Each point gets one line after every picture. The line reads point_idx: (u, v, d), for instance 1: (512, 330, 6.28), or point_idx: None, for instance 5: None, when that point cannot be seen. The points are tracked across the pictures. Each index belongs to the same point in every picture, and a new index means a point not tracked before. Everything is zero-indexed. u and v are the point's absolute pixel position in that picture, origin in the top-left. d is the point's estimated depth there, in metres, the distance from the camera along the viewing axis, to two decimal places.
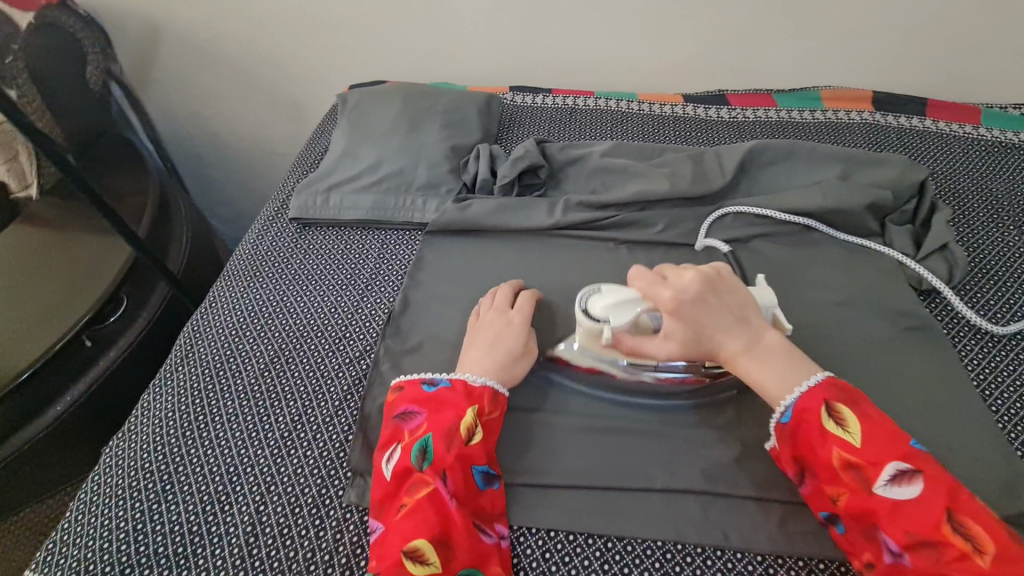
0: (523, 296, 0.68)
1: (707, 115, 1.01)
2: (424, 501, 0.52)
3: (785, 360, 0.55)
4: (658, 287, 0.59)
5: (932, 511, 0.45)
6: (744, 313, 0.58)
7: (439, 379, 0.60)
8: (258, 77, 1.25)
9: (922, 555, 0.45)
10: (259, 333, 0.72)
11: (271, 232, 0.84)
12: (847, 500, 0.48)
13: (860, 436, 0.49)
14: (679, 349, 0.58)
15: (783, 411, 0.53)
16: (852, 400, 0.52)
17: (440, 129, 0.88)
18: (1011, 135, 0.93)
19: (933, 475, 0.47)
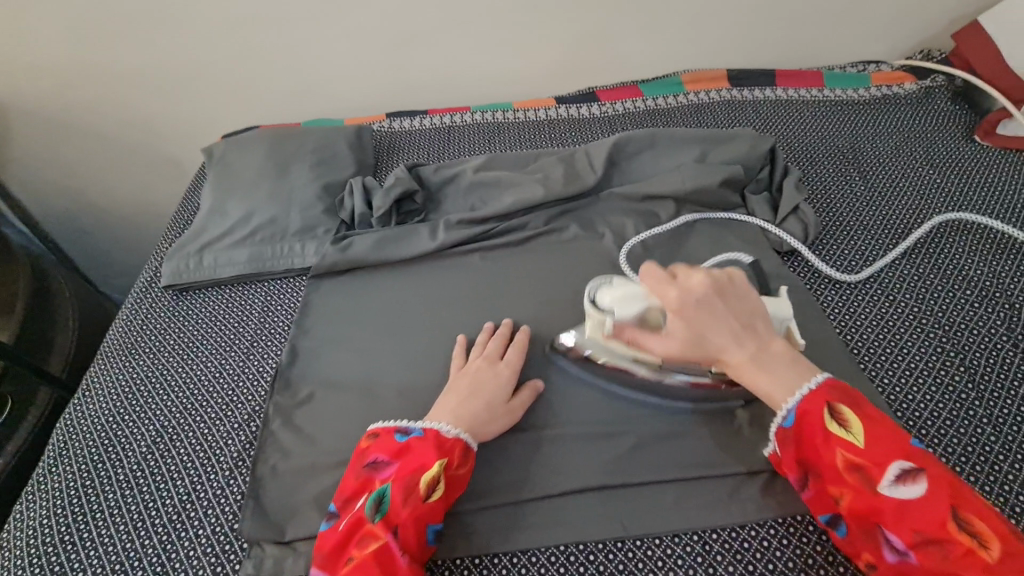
0: (518, 342, 0.66)
1: (579, 115, 1.04)
2: (372, 558, 0.49)
3: (785, 369, 0.53)
4: (667, 286, 0.54)
5: (936, 509, 0.44)
6: (751, 320, 0.55)
7: (413, 427, 0.57)
8: (128, 141, 1.19)
9: (928, 555, 0.44)
10: (139, 414, 0.69)
11: (144, 306, 0.80)
12: (851, 502, 0.48)
13: (861, 436, 0.49)
14: (678, 352, 0.55)
15: (784, 415, 0.52)
16: (849, 399, 0.51)
17: (310, 169, 0.86)
18: (850, 93, 1.01)
19: (937, 470, 0.46)
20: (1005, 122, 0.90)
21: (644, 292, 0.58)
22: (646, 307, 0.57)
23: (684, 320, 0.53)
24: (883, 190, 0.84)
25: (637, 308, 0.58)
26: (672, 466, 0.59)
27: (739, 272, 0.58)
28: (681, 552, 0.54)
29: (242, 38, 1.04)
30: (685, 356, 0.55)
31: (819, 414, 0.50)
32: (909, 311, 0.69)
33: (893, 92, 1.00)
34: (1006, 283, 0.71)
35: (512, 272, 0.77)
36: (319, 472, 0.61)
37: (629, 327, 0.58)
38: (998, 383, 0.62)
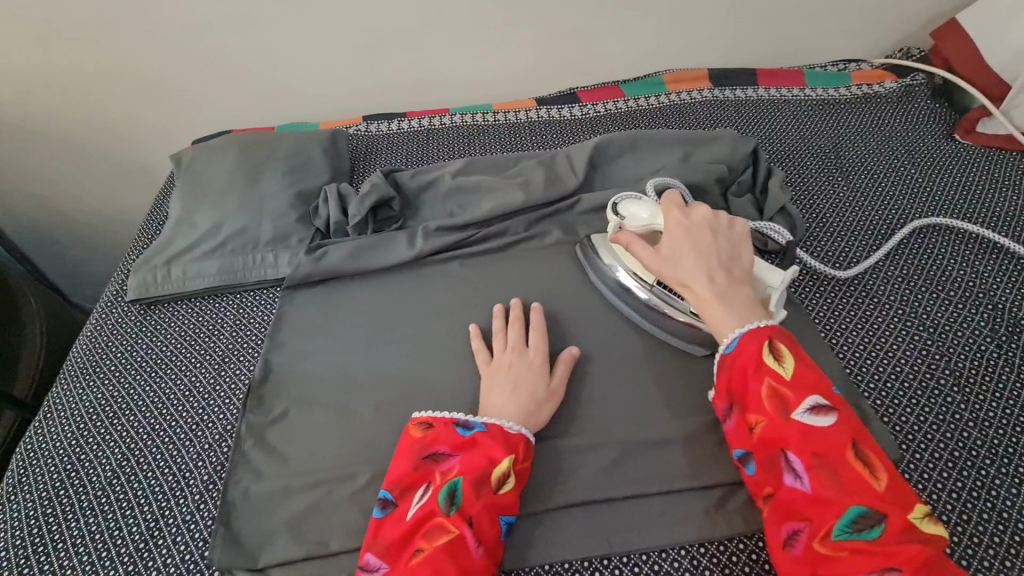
0: (537, 327, 0.66)
1: (560, 116, 1.02)
2: (444, 550, 0.48)
3: (741, 307, 0.55)
4: (674, 208, 0.63)
5: (840, 440, 0.46)
6: (736, 260, 0.59)
7: (474, 421, 0.56)
8: (95, 148, 1.15)
9: (822, 480, 0.45)
10: (103, 437, 0.66)
11: (110, 322, 0.77)
12: (764, 427, 0.49)
13: (791, 369, 0.50)
14: (656, 263, 0.61)
15: (728, 342, 0.53)
16: (787, 338, 0.52)
17: (282, 177, 0.84)
18: (831, 92, 1.00)
19: (846, 411, 0.48)
20: (984, 121, 0.91)
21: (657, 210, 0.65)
22: (652, 222, 0.65)
23: (671, 234, 0.61)
24: (866, 190, 0.83)
25: (646, 220, 0.65)
26: (660, 478, 0.57)
27: (743, 228, 0.62)
28: (668, 568, 0.53)
29: (211, 40, 1.01)
30: (658, 267, 0.61)
31: (756, 342, 0.52)
32: (892, 313, 0.68)
33: (874, 90, 1.00)
34: (988, 283, 0.71)
35: (494, 279, 0.75)
36: (294, 494, 0.58)
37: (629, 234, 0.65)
38: (980, 385, 0.62)
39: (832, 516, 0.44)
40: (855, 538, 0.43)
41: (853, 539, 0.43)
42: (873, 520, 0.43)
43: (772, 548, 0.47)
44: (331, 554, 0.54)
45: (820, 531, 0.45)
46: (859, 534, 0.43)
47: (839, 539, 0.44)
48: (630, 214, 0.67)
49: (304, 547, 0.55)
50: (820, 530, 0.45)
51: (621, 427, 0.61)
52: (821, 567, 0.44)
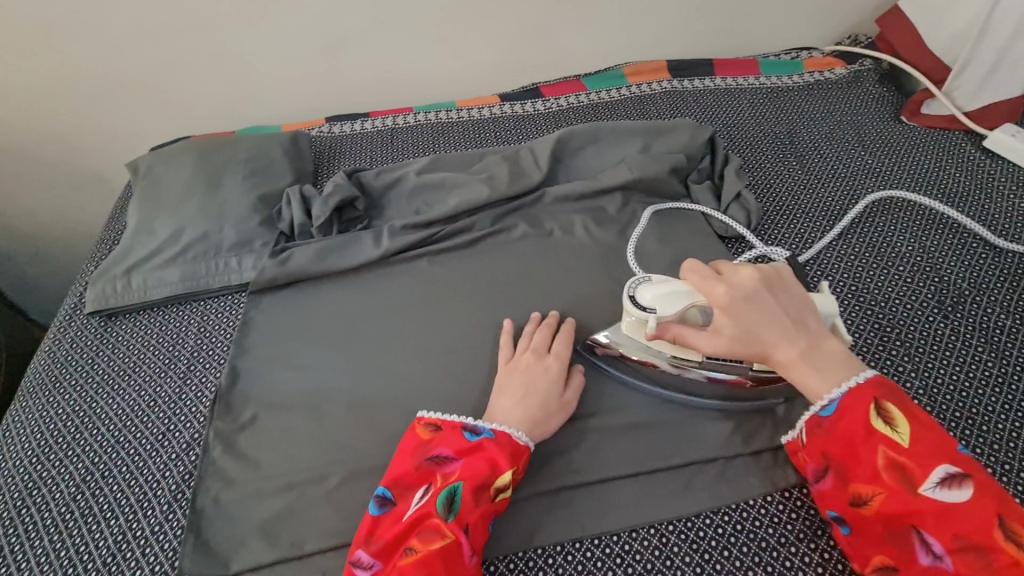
0: (565, 335, 0.65)
1: (523, 111, 1.03)
2: (438, 553, 0.47)
3: (834, 365, 0.52)
4: (710, 282, 0.55)
5: (982, 515, 0.43)
6: (802, 317, 0.54)
7: (482, 427, 0.56)
8: (50, 159, 1.12)
9: (967, 561, 0.43)
10: (66, 453, 0.64)
11: (68, 336, 0.75)
12: (883, 502, 0.47)
13: (906, 435, 0.47)
14: (723, 348, 0.54)
15: (824, 406, 0.51)
16: (894, 396, 0.49)
17: (243, 180, 0.82)
18: (784, 80, 1.03)
19: (983, 478, 0.44)
20: (928, 102, 0.96)
21: (687, 289, 0.58)
22: (689, 304, 0.57)
23: (731, 315, 0.53)
24: (819, 173, 0.86)
25: (680, 303, 0.58)
26: (629, 461, 0.59)
27: (786, 271, 0.57)
28: (640, 546, 0.54)
29: (164, 44, 0.99)
30: (729, 351, 0.54)
31: (864, 409, 0.49)
32: (846, 290, 0.71)
33: (825, 77, 1.03)
34: (935, 256, 0.74)
35: (461, 275, 0.76)
36: (266, 498, 0.58)
37: (673, 326, 0.57)
38: (932, 354, 0.64)
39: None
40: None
41: None
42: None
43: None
44: (306, 555, 0.54)
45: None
46: None
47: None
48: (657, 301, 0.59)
49: (278, 550, 0.54)
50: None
51: (590, 414, 0.62)
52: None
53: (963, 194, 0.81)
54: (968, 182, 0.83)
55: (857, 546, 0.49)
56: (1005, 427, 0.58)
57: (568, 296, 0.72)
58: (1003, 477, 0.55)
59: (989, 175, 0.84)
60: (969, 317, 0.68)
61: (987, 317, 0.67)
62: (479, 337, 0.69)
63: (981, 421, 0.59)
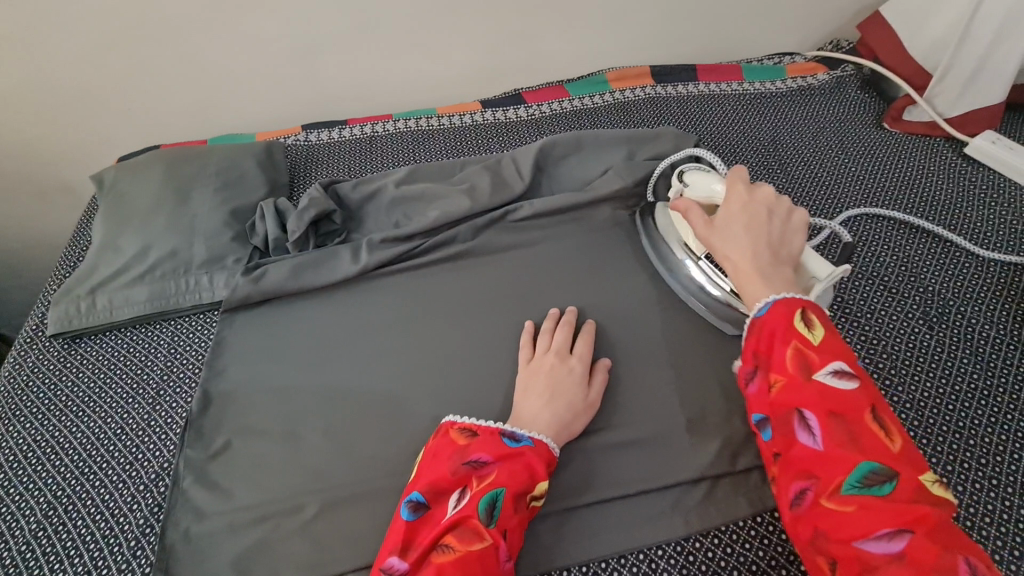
0: (585, 335, 0.65)
1: (505, 118, 1.01)
2: (480, 560, 0.46)
3: (781, 285, 0.53)
4: (739, 184, 0.61)
5: (861, 403, 0.45)
6: (786, 243, 0.57)
7: (521, 434, 0.54)
8: (11, 170, 1.07)
9: (837, 438, 0.44)
10: (26, 486, 0.60)
11: (28, 360, 0.71)
12: (781, 387, 0.48)
13: (819, 335, 0.48)
14: (705, 233, 0.60)
15: (758, 305, 0.52)
16: (819, 309, 0.51)
17: (214, 193, 0.79)
18: (768, 85, 1.03)
19: (868, 378, 0.47)
20: (909, 108, 0.95)
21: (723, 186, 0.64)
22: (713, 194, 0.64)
23: (728, 208, 0.59)
24: (803, 180, 0.85)
25: (706, 193, 0.65)
26: (617, 483, 0.57)
27: (804, 215, 0.59)
28: (628, 574, 0.53)
29: (131, 49, 0.95)
30: (706, 236, 0.60)
31: (788, 309, 0.50)
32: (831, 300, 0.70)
33: (808, 83, 1.03)
34: (918, 266, 0.74)
35: (442, 291, 0.73)
36: (239, 531, 0.55)
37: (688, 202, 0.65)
38: (917, 366, 0.64)
39: (843, 472, 0.43)
40: (865, 493, 0.42)
41: (863, 494, 0.42)
42: (885, 477, 0.42)
43: (774, 498, 0.47)
44: None
45: (829, 486, 0.43)
46: (869, 488, 0.42)
47: (849, 493, 0.42)
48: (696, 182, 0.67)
49: None
50: (827, 485, 0.44)
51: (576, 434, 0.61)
52: (826, 521, 0.43)
53: (945, 202, 0.81)
54: (949, 190, 0.83)
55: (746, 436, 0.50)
56: (990, 441, 0.58)
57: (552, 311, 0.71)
58: (989, 493, 0.55)
59: (971, 183, 0.84)
60: (952, 327, 0.67)
61: (972, 328, 0.67)
62: (462, 355, 0.67)
63: (967, 435, 0.59)
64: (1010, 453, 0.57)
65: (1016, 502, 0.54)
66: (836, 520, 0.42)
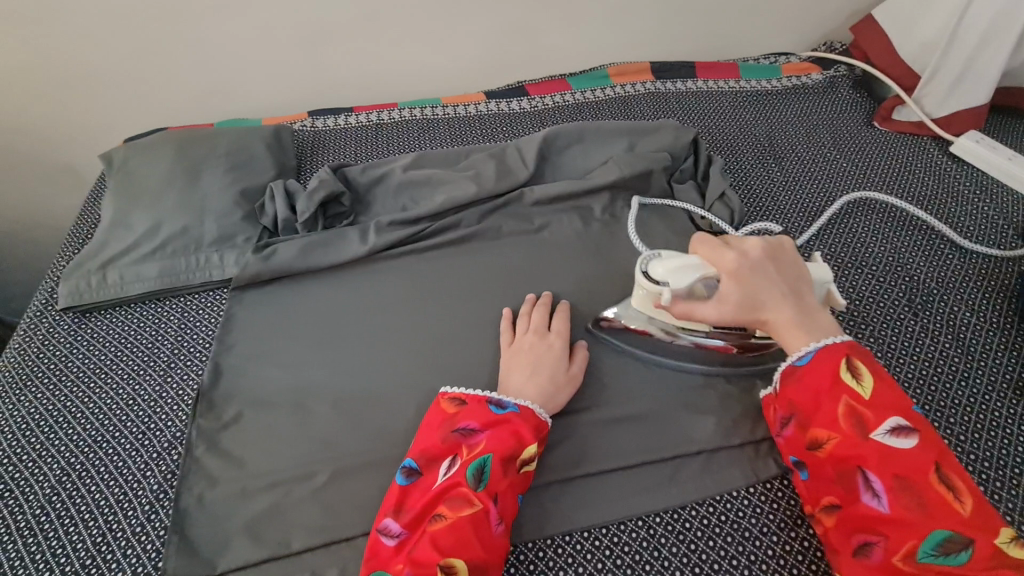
0: (561, 314, 0.67)
1: (509, 109, 1.03)
2: (469, 521, 0.48)
3: (821, 328, 0.55)
4: (722, 252, 0.57)
5: (923, 462, 0.46)
6: (800, 279, 0.57)
7: (507, 401, 0.56)
8: (12, 148, 1.07)
9: (903, 499, 0.46)
10: (38, 454, 0.62)
11: (38, 333, 0.72)
12: (837, 444, 0.49)
13: (870, 389, 0.50)
14: (730, 314, 0.56)
15: (801, 356, 0.54)
16: (867, 358, 0.52)
17: (223, 174, 0.81)
18: (764, 84, 1.06)
19: (929, 433, 0.48)
20: (899, 109, 0.99)
21: (699, 262, 0.57)
22: (702, 278, 0.56)
23: (738, 283, 0.55)
24: (797, 175, 0.88)
25: (692, 281, 0.56)
26: (617, 455, 0.60)
27: (789, 241, 0.60)
28: (627, 538, 0.55)
29: (139, 31, 0.95)
30: (729, 317, 0.56)
31: (834, 361, 0.52)
32: None
33: (803, 81, 1.07)
34: (906, 257, 0.77)
35: (448, 273, 0.76)
36: (251, 497, 0.57)
37: (681, 300, 0.57)
38: (902, 350, 0.67)
39: (915, 536, 0.45)
40: (941, 560, 0.43)
41: (939, 561, 0.44)
42: (959, 543, 0.43)
43: (843, 558, 0.48)
44: (294, 554, 0.54)
45: (901, 549, 0.45)
46: (945, 554, 0.43)
47: (926, 559, 0.44)
48: (669, 276, 0.57)
49: (265, 549, 0.54)
50: (899, 548, 0.45)
51: (578, 410, 0.63)
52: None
53: (931, 198, 0.85)
54: (935, 186, 0.87)
55: (810, 489, 0.52)
56: (969, 418, 0.62)
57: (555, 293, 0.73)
58: (967, 466, 0.58)
59: (956, 181, 0.88)
60: (936, 314, 0.71)
61: (954, 315, 0.71)
62: (468, 334, 0.69)
63: (948, 414, 0.62)
64: (988, 431, 0.61)
65: (993, 476, 0.57)
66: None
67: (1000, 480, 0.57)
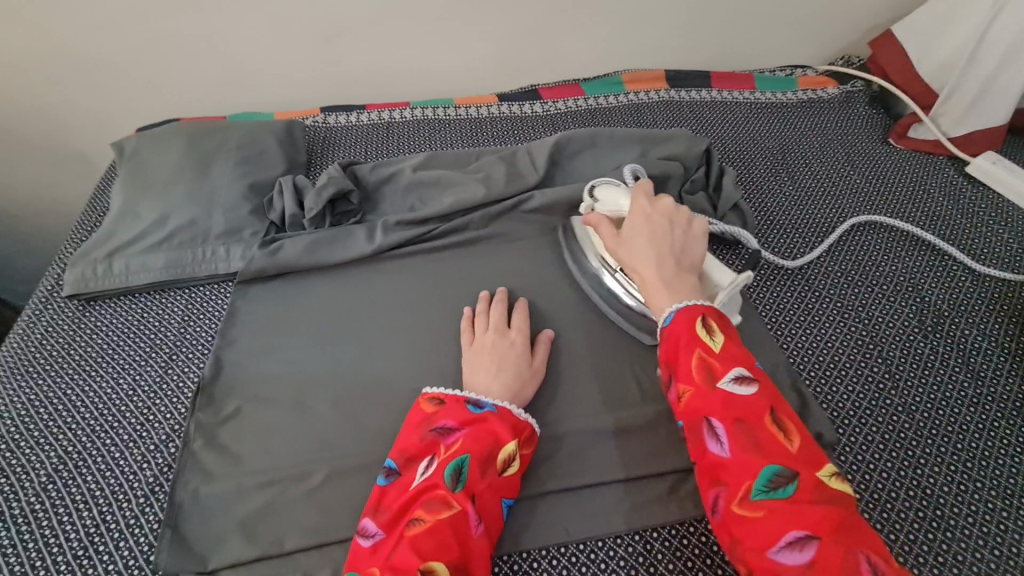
0: (520, 312, 0.68)
1: (521, 112, 1.03)
2: (447, 523, 0.48)
3: (684, 292, 0.56)
4: (641, 196, 0.65)
5: (759, 408, 0.47)
6: (688, 247, 0.61)
7: (485, 401, 0.56)
8: (24, 132, 1.07)
9: (742, 443, 0.45)
10: (36, 441, 0.61)
11: (43, 319, 0.72)
12: (690, 397, 0.49)
13: (720, 343, 0.50)
14: (615, 249, 0.63)
15: (663, 317, 0.55)
16: (721, 317, 0.53)
17: (234, 168, 0.81)
18: (779, 96, 1.05)
19: (767, 383, 0.49)
20: (915, 126, 0.97)
21: (625, 200, 0.68)
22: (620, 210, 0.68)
23: (631, 221, 0.63)
24: (809, 189, 0.87)
25: (614, 208, 0.69)
26: (617, 467, 0.59)
27: (705, 225, 0.63)
28: (623, 553, 0.54)
29: (155, 21, 0.96)
30: (614, 248, 0.63)
31: (690, 318, 0.52)
32: (831, 305, 0.72)
33: (818, 95, 1.06)
34: (916, 276, 0.76)
35: (454, 276, 0.75)
36: (247, 494, 0.57)
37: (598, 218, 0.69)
38: (909, 371, 0.66)
39: (749, 478, 0.44)
40: (771, 497, 0.43)
41: (770, 499, 0.43)
42: (787, 479, 0.44)
43: (694, 514, 0.47)
44: (287, 553, 0.53)
45: (738, 493, 0.44)
46: (775, 492, 0.43)
47: (758, 498, 0.43)
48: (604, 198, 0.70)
49: (258, 548, 0.53)
50: (737, 493, 0.45)
51: (579, 419, 0.62)
52: (735, 530, 0.44)
53: (947, 219, 0.84)
54: (947, 205, 0.86)
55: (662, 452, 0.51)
56: (977, 444, 0.60)
57: (560, 301, 0.73)
58: (974, 493, 0.57)
59: (971, 202, 0.86)
60: (946, 337, 0.70)
61: (964, 338, 0.70)
62: None
63: (955, 439, 0.61)
64: (995, 458, 0.59)
65: (1000, 506, 0.56)
66: (749, 529, 0.43)
67: (1006, 510, 0.56)
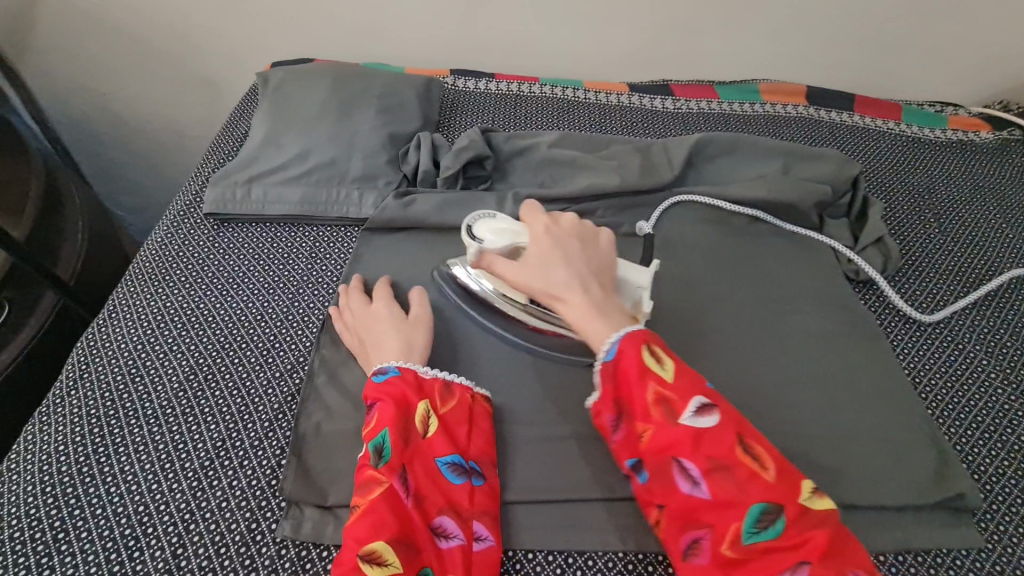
0: (379, 289, 0.64)
1: (652, 106, 1.00)
2: (379, 502, 0.46)
3: (618, 316, 0.52)
4: (538, 225, 0.57)
5: (727, 437, 0.44)
6: (605, 270, 0.56)
7: (388, 366, 0.54)
8: (164, 50, 1.11)
9: (720, 482, 0.43)
10: (168, 347, 0.63)
11: (180, 232, 0.74)
12: (653, 436, 0.46)
13: (670, 369, 0.47)
14: (525, 279, 0.54)
15: (607, 349, 0.49)
16: (660, 342, 0.50)
17: (375, 115, 0.81)
18: (927, 132, 0.99)
19: (726, 406, 0.46)
20: None
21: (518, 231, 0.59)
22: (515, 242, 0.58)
23: (539, 248, 0.55)
24: (958, 236, 0.82)
25: (507, 240, 0.59)
26: None
27: (609, 236, 0.59)
28: None
29: None
30: (528, 283, 0.54)
31: (635, 348, 0.48)
32: (977, 364, 0.68)
33: (970, 137, 0.99)
34: None
35: None
36: None
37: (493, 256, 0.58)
38: None
39: (735, 518, 0.42)
40: (762, 536, 0.42)
41: (761, 538, 0.42)
42: (774, 514, 0.42)
43: (678, 559, 0.45)
44: None
45: (727, 536, 0.43)
46: (764, 529, 0.42)
47: (750, 541, 0.42)
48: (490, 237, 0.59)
49: None
50: (725, 535, 0.43)
51: None
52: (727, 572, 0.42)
53: None
54: None
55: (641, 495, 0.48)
56: None
57: (688, 306, 0.69)
58: None
59: None
60: None
61: None
62: None
63: None
64: None
65: None
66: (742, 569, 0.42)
67: None
